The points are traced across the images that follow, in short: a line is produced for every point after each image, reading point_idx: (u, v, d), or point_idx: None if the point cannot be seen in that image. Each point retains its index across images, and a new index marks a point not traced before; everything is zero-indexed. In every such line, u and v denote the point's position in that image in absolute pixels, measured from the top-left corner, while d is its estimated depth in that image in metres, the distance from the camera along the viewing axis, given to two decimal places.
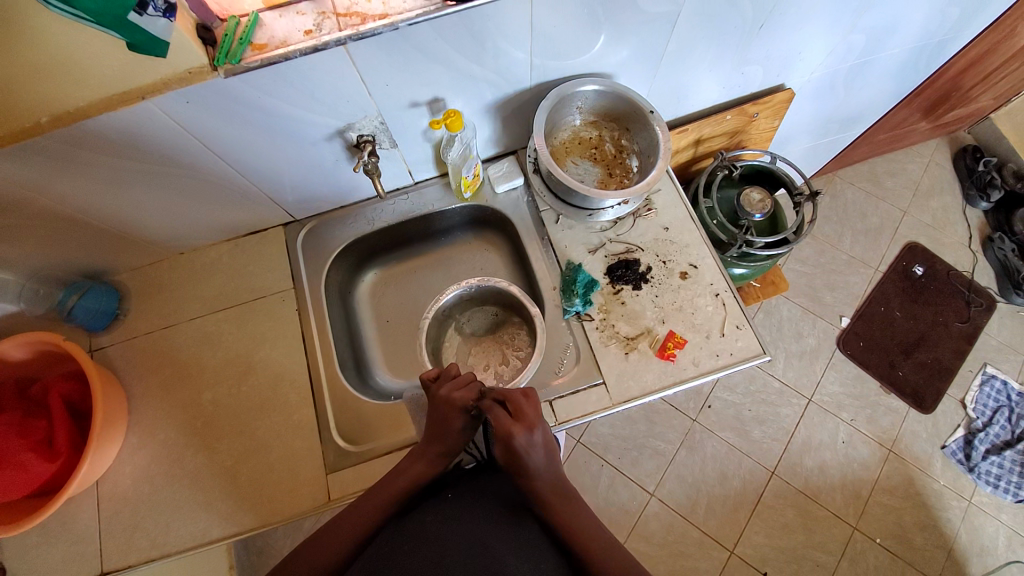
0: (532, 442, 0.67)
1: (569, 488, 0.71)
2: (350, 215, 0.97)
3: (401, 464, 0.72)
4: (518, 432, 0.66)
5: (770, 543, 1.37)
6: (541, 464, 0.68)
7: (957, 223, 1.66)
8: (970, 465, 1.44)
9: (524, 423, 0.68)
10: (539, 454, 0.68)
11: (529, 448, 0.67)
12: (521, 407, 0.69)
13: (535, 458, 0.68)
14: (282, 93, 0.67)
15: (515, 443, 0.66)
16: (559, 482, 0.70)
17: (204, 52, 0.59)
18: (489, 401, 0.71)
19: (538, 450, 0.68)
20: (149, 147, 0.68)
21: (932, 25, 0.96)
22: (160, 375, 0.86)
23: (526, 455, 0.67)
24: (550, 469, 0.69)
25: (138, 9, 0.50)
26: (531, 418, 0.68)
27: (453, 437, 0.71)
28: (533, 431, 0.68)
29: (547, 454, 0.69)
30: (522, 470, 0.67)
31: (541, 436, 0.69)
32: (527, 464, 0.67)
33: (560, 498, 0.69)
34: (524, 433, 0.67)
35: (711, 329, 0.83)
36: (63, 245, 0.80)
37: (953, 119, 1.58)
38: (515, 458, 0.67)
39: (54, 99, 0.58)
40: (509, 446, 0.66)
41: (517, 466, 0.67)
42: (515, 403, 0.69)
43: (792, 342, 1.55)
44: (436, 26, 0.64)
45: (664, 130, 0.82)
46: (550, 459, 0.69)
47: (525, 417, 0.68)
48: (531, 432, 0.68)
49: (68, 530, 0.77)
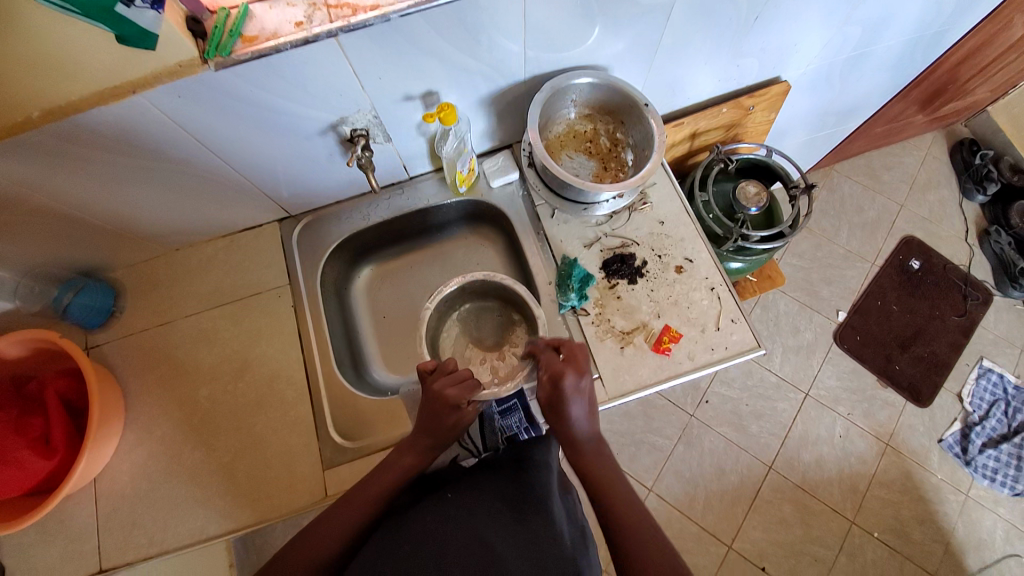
0: (579, 387, 0.70)
1: (604, 444, 0.71)
2: (345, 211, 0.97)
3: (388, 458, 0.73)
4: (568, 374, 0.69)
5: (768, 538, 1.38)
6: (582, 412, 0.70)
7: (953, 217, 1.67)
8: (967, 459, 1.44)
9: (575, 367, 0.71)
10: (583, 402, 0.70)
11: (575, 393, 0.69)
12: (573, 353, 0.72)
13: (577, 405, 0.70)
14: (274, 87, 0.67)
15: (564, 384, 0.69)
16: (595, 437, 0.70)
17: (193, 44, 0.59)
18: (544, 346, 0.74)
19: (581, 397, 0.70)
20: (144, 142, 0.68)
21: (927, 17, 0.96)
22: (156, 372, 0.85)
23: (572, 400, 0.69)
24: (590, 422, 0.70)
25: (125, 0, 0.50)
26: (581, 364, 0.71)
27: (445, 432, 0.72)
28: (582, 378, 0.71)
29: (587, 405, 0.71)
30: (563, 416, 0.69)
31: (587, 386, 0.71)
32: (571, 409, 0.69)
33: (595, 451, 0.69)
34: (574, 376, 0.70)
35: (707, 323, 0.82)
36: (56, 242, 0.80)
37: (949, 112, 1.58)
38: (560, 400, 0.69)
39: (44, 93, 0.58)
40: (557, 388, 0.69)
41: (559, 409, 0.69)
42: (569, 348, 0.73)
43: (789, 336, 1.55)
44: (429, 17, 0.64)
45: (658, 123, 0.81)
46: (590, 410, 0.71)
47: (576, 362, 0.71)
48: (579, 379, 0.70)
49: (64, 529, 0.77)
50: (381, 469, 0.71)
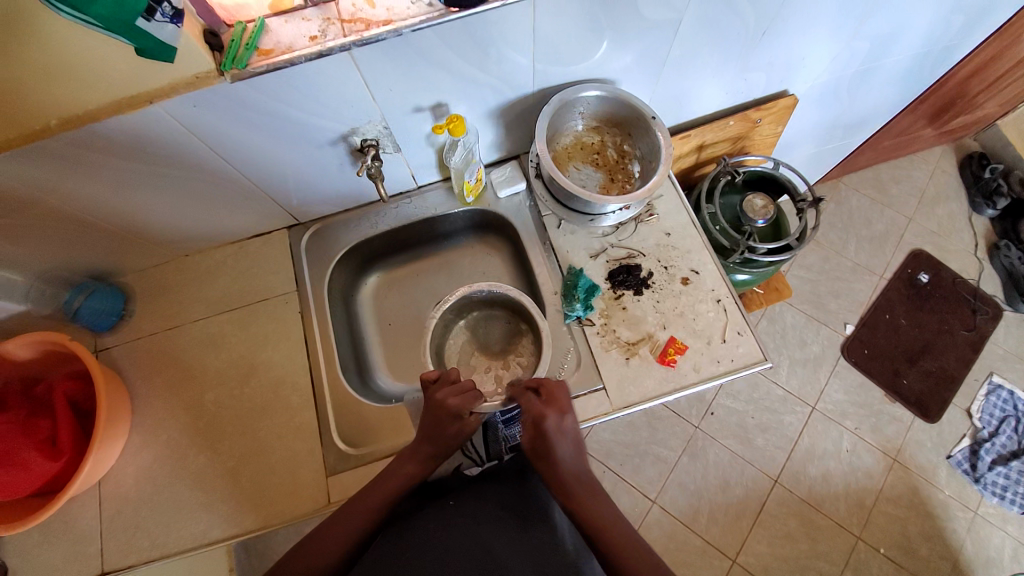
0: (561, 426, 0.70)
1: (597, 485, 0.69)
2: (353, 219, 0.98)
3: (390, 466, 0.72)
4: (548, 414, 0.70)
5: (773, 552, 1.36)
6: (569, 452, 0.69)
7: (962, 231, 1.66)
8: (976, 476, 1.42)
9: (556, 407, 0.71)
10: (568, 441, 0.70)
11: (558, 433, 0.69)
12: (554, 392, 0.72)
13: (563, 444, 0.69)
14: (287, 98, 0.68)
15: (546, 423, 0.69)
16: (587, 477, 0.69)
17: (211, 57, 0.60)
18: (522, 387, 0.74)
19: (566, 436, 0.70)
20: (157, 150, 0.69)
21: (936, 31, 0.96)
22: (164, 375, 0.86)
23: (556, 439, 0.69)
24: (578, 461, 0.70)
25: (145, 14, 0.51)
26: (562, 403, 0.72)
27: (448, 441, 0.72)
28: (563, 417, 0.71)
29: (574, 444, 0.70)
30: (548, 457, 0.68)
31: (570, 424, 0.71)
32: (556, 449, 0.69)
33: (586, 491, 0.67)
34: (555, 416, 0.70)
35: (712, 335, 0.82)
36: (68, 246, 0.81)
37: (958, 125, 1.57)
38: (544, 441, 0.69)
39: (63, 102, 0.59)
40: (539, 428, 0.69)
41: (544, 449, 0.69)
42: (548, 389, 0.73)
43: (796, 349, 1.54)
44: (440, 32, 0.65)
45: (665, 136, 0.82)
46: (578, 448, 0.71)
47: (556, 402, 0.71)
48: (561, 418, 0.70)
49: (69, 530, 0.78)
50: (383, 476, 0.70)
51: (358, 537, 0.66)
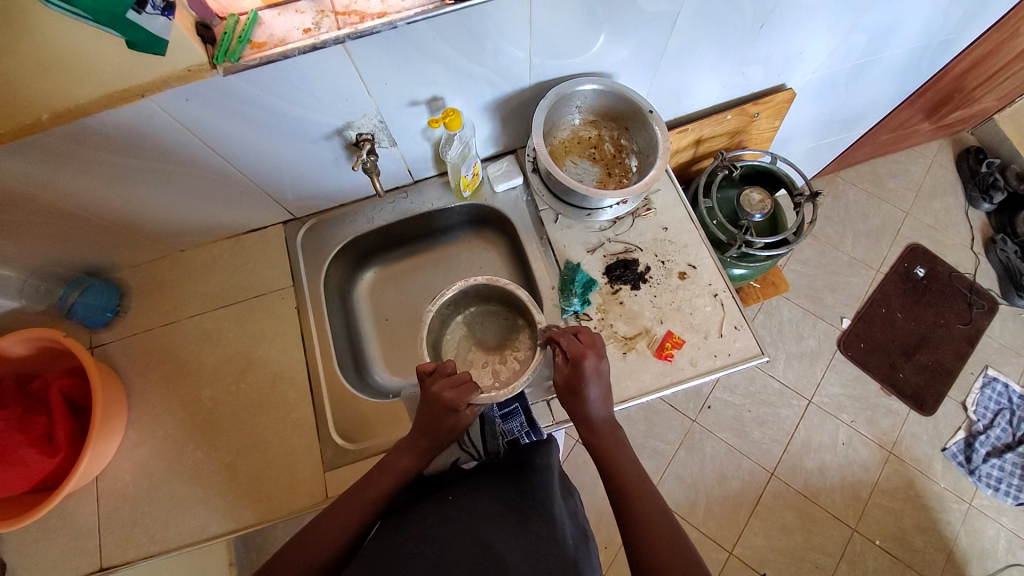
0: (598, 368, 0.72)
1: (619, 428, 0.73)
2: (349, 214, 0.97)
3: (386, 460, 0.73)
4: (588, 356, 0.72)
5: (769, 545, 1.37)
6: (599, 396, 0.72)
7: (958, 225, 1.66)
8: (970, 468, 1.44)
9: (594, 349, 0.73)
10: (601, 383, 0.72)
11: (594, 376, 0.71)
12: (592, 337, 0.74)
13: (596, 387, 0.72)
14: (281, 91, 0.67)
15: (585, 364, 0.71)
16: (612, 420, 0.73)
17: (203, 50, 0.60)
18: (560, 330, 0.75)
19: (600, 379, 0.72)
20: (151, 145, 0.68)
21: (934, 25, 0.96)
22: (160, 371, 0.86)
23: (592, 380, 0.71)
24: (607, 403, 0.73)
25: (136, 7, 0.50)
26: (599, 346, 0.74)
27: (444, 433, 0.72)
28: (600, 359, 0.73)
29: (605, 389, 0.73)
30: (582, 398, 0.71)
31: (605, 367, 0.74)
32: (589, 390, 0.71)
33: (610, 431, 0.72)
34: (594, 358, 0.72)
35: (709, 330, 0.82)
36: (62, 242, 0.80)
37: (955, 120, 1.57)
38: (579, 381, 0.71)
39: (53, 96, 0.58)
40: (578, 369, 0.71)
41: (578, 389, 0.71)
42: (586, 333, 0.74)
43: (793, 343, 1.55)
44: (435, 25, 0.64)
45: (663, 130, 0.81)
46: (607, 394, 0.73)
47: (595, 345, 0.73)
48: (598, 362, 0.72)
49: (67, 526, 0.78)
50: (380, 470, 0.71)
51: (355, 530, 0.67)
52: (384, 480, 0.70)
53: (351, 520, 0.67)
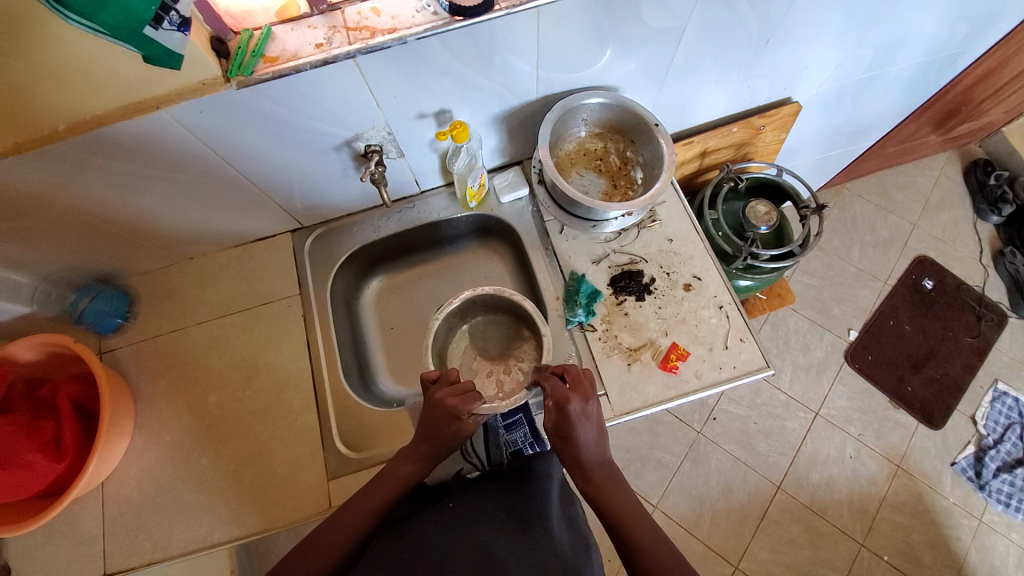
0: (585, 412, 0.69)
1: (615, 470, 0.70)
2: (356, 224, 0.98)
3: (388, 467, 0.73)
4: (573, 400, 0.69)
5: (775, 559, 1.36)
6: (590, 437, 0.70)
7: (967, 237, 1.65)
8: (980, 483, 1.42)
9: (580, 392, 0.70)
10: (590, 426, 0.70)
11: (582, 417, 0.69)
12: (578, 378, 0.71)
13: (585, 429, 0.69)
14: (291, 104, 0.68)
15: (570, 409, 0.68)
16: (607, 463, 0.70)
17: (217, 64, 0.61)
18: (548, 371, 0.73)
19: (589, 420, 0.70)
20: (162, 155, 0.69)
21: (940, 39, 0.96)
22: (167, 378, 0.87)
23: (578, 424, 0.69)
24: (599, 447, 0.70)
25: (154, 23, 0.52)
26: (586, 389, 0.71)
27: (443, 441, 0.72)
28: (587, 402, 0.70)
29: (596, 430, 0.70)
30: (571, 442, 0.68)
31: (594, 410, 0.71)
32: (578, 434, 0.69)
33: (602, 471, 0.69)
34: (579, 401, 0.69)
35: (714, 342, 0.82)
36: (74, 249, 0.81)
37: (963, 132, 1.57)
38: (566, 425, 0.69)
39: (70, 107, 0.60)
40: (563, 414, 0.68)
41: (566, 432, 0.68)
42: (573, 374, 0.72)
43: (799, 354, 1.54)
44: (444, 40, 0.65)
45: (668, 144, 0.82)
46: (599, 435, 0.71)
47: (581, 387, 0.71)
48: (585, 402, 0.70)
49: (73, 531, 0.78)
50: (383, 479, 0.71)
51: (357, 540, 0.67)
52: (386, 489, 0.70)
53: (352, 530, 0.67)
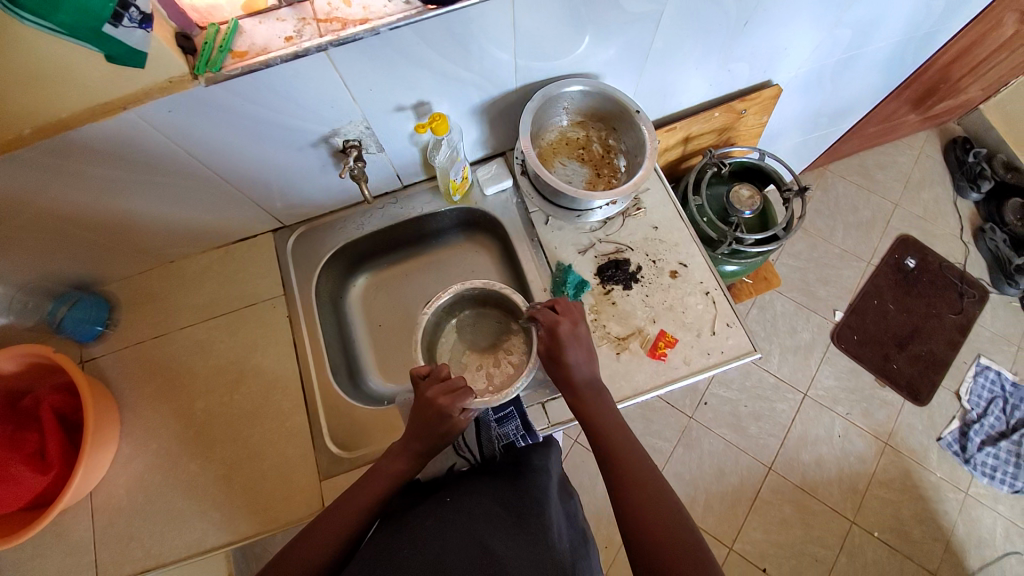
0: (575, 333, 0.73)
1: (604, 390, 0.72)
2: (340, 221, 0.97)
3: (380, 464, 0.72)
4: (562, 323, 0.73)
5: (769, 539, 1.38)
6: (581, 359, 0.72)
7: (948, 215, 1.67)
8: (965, 457, 1.45)
9: (569, 317, 0.74)
10: (580, 347, 0.73)
11: (572, 338, 0.73)
12: (567, 306, 0.76)
13: (575, 350, 0.73)
14: (265, 100, 0.67)
15: (559, 329, 0.73)
16: (596, 383, 0.72)
17: (184, 61, 0.59)
18: (539, 306, 0.77)
19: (579, 341, 0.73)
20: (136, 157, 0.68)
21: (917, 18, 0.96)
22: (153, 384, 0.85)
23: (569, 344, 0.72)
24: (590, 367, 0.73)
25: (113, 20, 0.51)
26: (575, 313, 0.75)
27: (436, 437, 0.72)
28: (577, 325, 0.74)
29: (586, 352, 0.73)
30: (561, 362, 0.72)
31: (584, 333, 0.74)
32: (568, 354, 0.72)
33: (591, 391, 0.71)
34: (568, 324, 0.73)
35: (702, 328, 0.83)
36: (49, 257, 0.79)
37: (942, 111, 1.58)
38: (557, 347, 0.73)
39: (35, 110, 0.58)
40: (554, 335, 0.73)
41: (556, 354, 0.72)
42: (563, 303, 0.76)
43: (786, 336, 1.56)
44: (418, 30, 0.64)
45: (650, 130, 0.82)
46: (590, 356, 0.73)
47: (571, 313, 0.75)
48: (573, 327, 0.74)
49: (62, 542, 0.77)
50: (374, 478, 0.71)
51: (350, 536, 0.66)
52: (379, 485, 0.70)
53: (347, 525, 0.66)
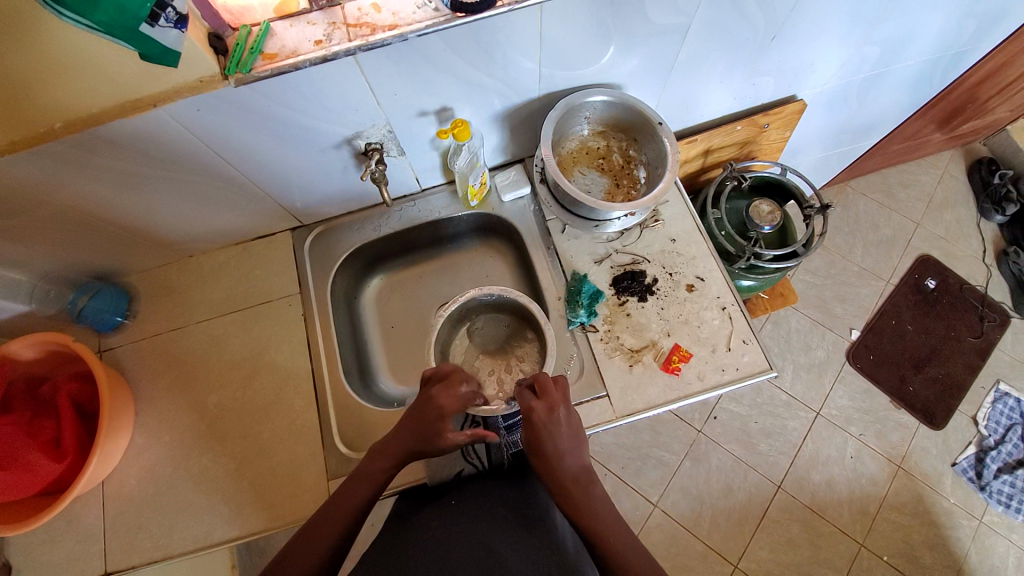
0: (554, 420, 0.68)
1: (595, 481, 0.67)
2: (358, 222, 0.97)
3: (361, 465, 0.69)
4: (537, 410, 0.68)
5: (775, 558, 1.36)
6: (565, 446, 0.67)
7: (970, 236, 1.64)
8: (981, 484, 1.41)
9: (546, 401, 0.69)
10: (560, 433, 0.67)
11: (551, 425, 0.67)
12: (545, 386, 0.70)
13: (556, 435, 0.67)
14: (292, 103, 0.67)
15: (533, 417, 0.68)
16: (583, 473, 0.67)
17: (215, 61, 0.61)
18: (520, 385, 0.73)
19: (559, 427, 0.68)
20: (160, 154, 0.69)
21: (947, 36, 0.95)
22: (168, 376, 0.86)
23: (546, 432, 0.67)
24: (576, 455, 0.68)
25: (149, 20, 0.52)
26: (553, 397, 0.69)
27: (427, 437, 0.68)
28: (554, 410, 0.68)
29: (569, 436, 0.68)
30: (543, 453, 0.67)
31: (564, 418, 0.69)
32: (547, 444, 0.67)
33: (579, 484, 0.66)
34: (544, 410, 0.68)
35: (717, 343, 0.82)
36: (73, 247, 0.81)
37: (968, 130, 1.56)
38: (535, 436, 0.67)
39: (68, 105, 0.59)
40: (529, 424, 0.68)
41: (536, 444, 0.67)
42: (542, 383, 0.71)
43: (800, 353, 1.54)
44: (445, 37, 0.64)
45: (672, 142, 0.81)
46: (574, 440, 0.68)
47: (548, 395, 0.69)
48: (551, 410, 0.68)
49: (73, 529, 0.78)
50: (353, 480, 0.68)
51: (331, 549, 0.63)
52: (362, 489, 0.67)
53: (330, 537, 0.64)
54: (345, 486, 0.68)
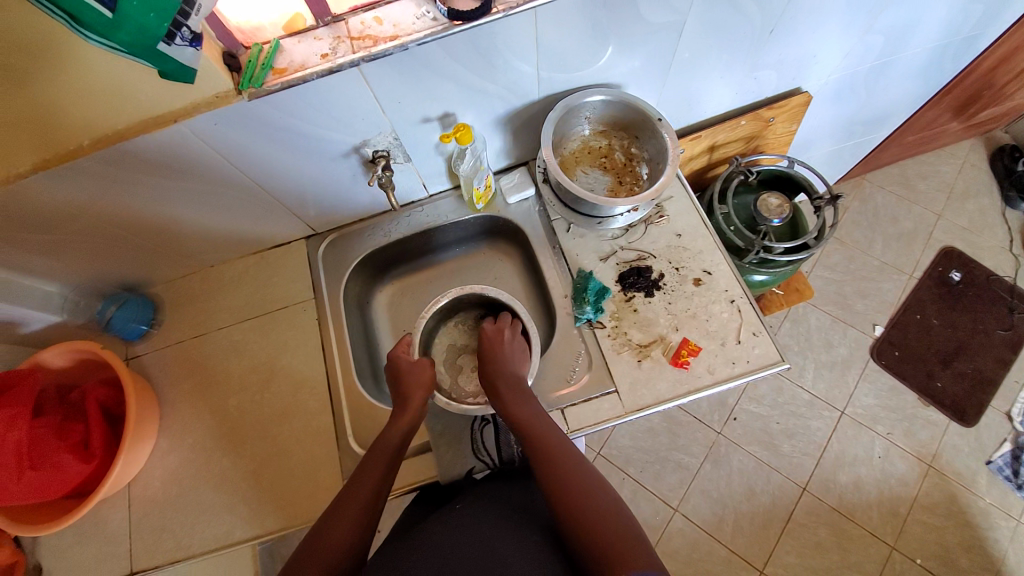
0: (501, 337, 0.81)
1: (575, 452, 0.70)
2: (368, 228, 1.00)
3: (354, 472, 0.69)
4: (489, 328, 0.83)
5: (802, 563, 1.32)
6: (508, 362, 0.79)
7: (996, 226, 1.59)
8: (1019, 483, 1.35)
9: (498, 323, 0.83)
10: (508, 352, 0.80)
11: (497, 341, 0.81)
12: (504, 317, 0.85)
13: (502, 353, 0.79)
14: (302, 114, 0.71)
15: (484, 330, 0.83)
16: (518, 387, 0.76)
17: (229, 77, 0.64)
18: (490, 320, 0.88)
19: (505, 345, 0.80)
20: (179, 166, 0.72)
21: (955, 22, 0.94)
22: (191, 381, 0.90)
23: (496, 346, 0.80)
24: (515, 373, 0.77)
25: (166, 39, 0.55)
26: (506, 320, 0.84)
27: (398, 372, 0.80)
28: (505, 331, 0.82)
29: (512, 352, 0.80)
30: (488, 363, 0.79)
31: (510, 336, 0.81)
32: (492, 356, 0.79)
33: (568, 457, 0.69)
34: (495, 328, 0.83)
35: (726, 336, 0.81)
36: (102, 260, 0.85)
37: (987, 117, 1.52)
38: (486, 352, 0.81)
39: (94, 122, 0.63)
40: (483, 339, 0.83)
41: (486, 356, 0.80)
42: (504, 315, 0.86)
43: (822, 351, 1.51)
44: (445, 45, 0.67)
45: (672, 137, 0.82)
46: (519, 361, 0.79)
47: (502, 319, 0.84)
48: (500, 331, 0.82)
49: (101, 531, 0.81)
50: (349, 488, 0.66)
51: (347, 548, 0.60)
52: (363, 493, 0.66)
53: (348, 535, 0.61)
54: (340, 497, 0.65)
